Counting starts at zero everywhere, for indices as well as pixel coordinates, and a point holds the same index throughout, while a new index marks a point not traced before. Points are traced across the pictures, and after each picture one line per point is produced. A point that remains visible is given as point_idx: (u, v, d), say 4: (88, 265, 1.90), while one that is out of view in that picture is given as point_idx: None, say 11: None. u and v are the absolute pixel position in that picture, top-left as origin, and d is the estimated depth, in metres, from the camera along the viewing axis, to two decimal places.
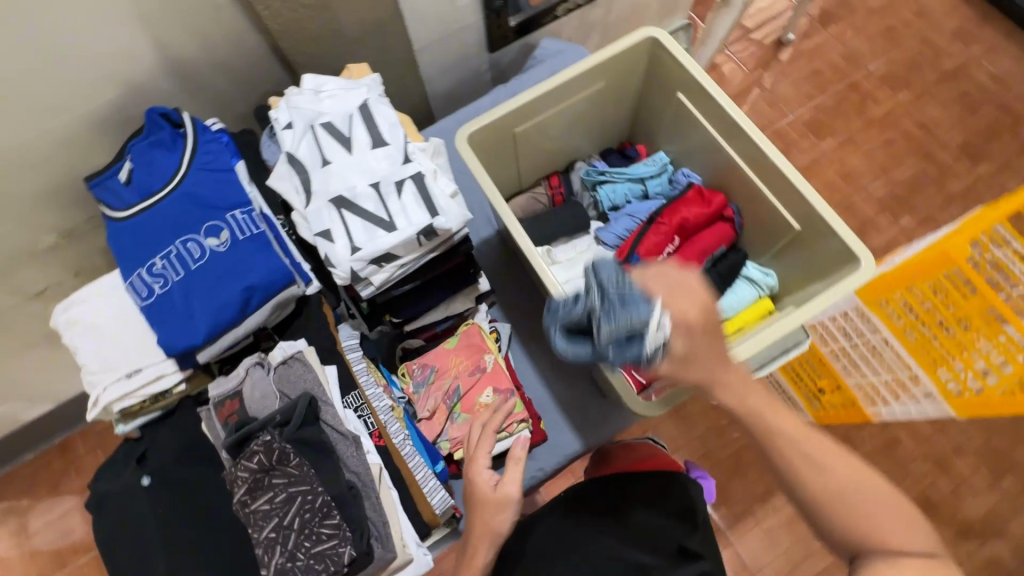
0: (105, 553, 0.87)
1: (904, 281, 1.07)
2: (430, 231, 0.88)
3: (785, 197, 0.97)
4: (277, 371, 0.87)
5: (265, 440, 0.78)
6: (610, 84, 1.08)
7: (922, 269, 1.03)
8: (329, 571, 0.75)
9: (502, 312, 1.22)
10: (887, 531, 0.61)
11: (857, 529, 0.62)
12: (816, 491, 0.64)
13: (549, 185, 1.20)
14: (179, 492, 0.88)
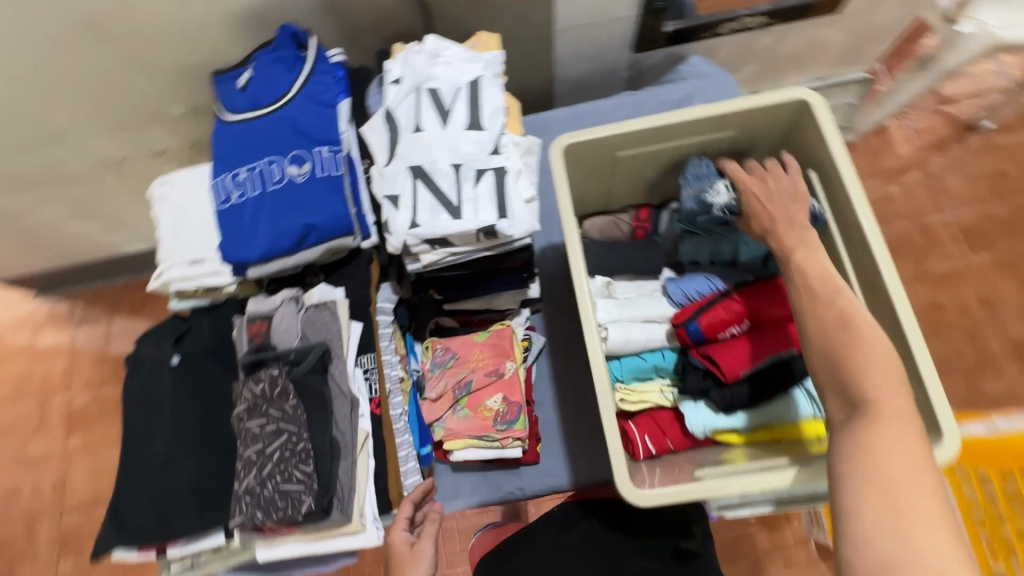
0: (125, 407, 0.97)
1: None
2: (491, 232, 0.86)
3: None
4: (307, 312, 0.90)
5: (270, 374, 0.83)
6: (741, 137, 0.94)
7: None
8: (287, 513, 0.79)
9: (542, 321, 1.19)
10: (877, 393, 0.61)
11: (854, 382, 0.63)
12: (824, 348, 0.67)
13: (636, 216, 1.11)
14: (197, 381, 0.95)
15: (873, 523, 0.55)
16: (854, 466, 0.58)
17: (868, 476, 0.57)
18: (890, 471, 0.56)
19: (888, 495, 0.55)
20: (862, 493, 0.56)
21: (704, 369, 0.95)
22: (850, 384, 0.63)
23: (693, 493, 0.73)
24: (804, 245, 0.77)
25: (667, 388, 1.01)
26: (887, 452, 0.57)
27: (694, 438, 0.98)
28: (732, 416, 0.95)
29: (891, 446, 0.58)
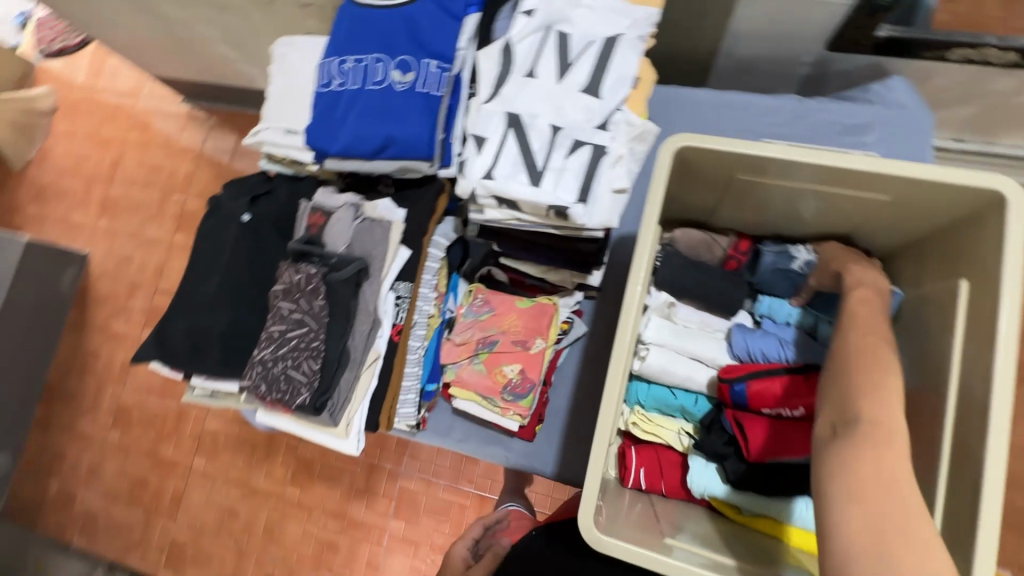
0: (195, 243, 1.06)
1: None
2: (562, 213, 0.78)
3: None
4: (361, 222, 0.88)
5: (309, 270, 0.85)
6: (895, 206, 0.76)
7: None
8: (285, 396, 0.85)
9: (591, 310, 1.13)
10: (877, 409, 0.58)
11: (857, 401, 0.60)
12: (847, 359, 0.64)
13: (734, 245, 0.97)
14: (257, 244, 1.01)
15: (858, 546, 0.51)
16: (842, 475, 0.55)
17: (852, 488, 0.54)
18: (884, 495, 0.53)
19: (876, 521, 0.51)
20: (849, 510, 0.53)
21: (730, 434, 0.87)
22: (854, 403, 0.60)
23: (652, 560, 0.67)
24: (866, 285, 0.75)
25: (685, 433, 0.94)
26: (879, 475, 0.54)
27: (690, 494, 0.91)
28: (738, 494, 0.86)
29: (883, 470, 0.54)
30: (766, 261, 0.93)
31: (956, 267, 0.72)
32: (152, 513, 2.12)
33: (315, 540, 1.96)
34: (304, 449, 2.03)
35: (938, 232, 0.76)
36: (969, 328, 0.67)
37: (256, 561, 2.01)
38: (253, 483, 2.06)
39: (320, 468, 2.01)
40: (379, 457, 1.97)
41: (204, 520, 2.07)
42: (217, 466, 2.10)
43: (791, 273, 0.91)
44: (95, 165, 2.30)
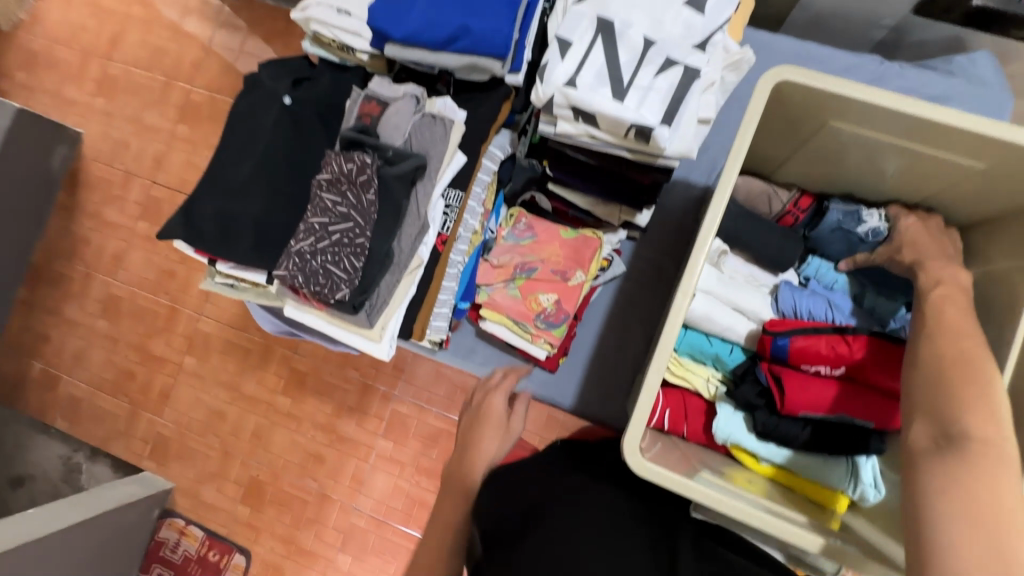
0: (229, 120, 0.98)
1: None
2: (644, 133, 0.73)
3: None
4: (422, 117, 0.83)
5: (363, 159, 0.79)
6: (986, 177, 0.74)
7: None
8: (322, 292, 0.80)
9: (631, 251, 1.12)
10: (986, 429, 0.53)
11: (958, 417, 0.55)
12: (941, 371, 0.59)
13: (795, 200, 0.95)
14: (297, 130, 0.94)
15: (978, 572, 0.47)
16: (950, 498, 0.51)
17: (965, 513, 0.50)
18: (1005, 523, 0.48)
19: (989, 545, 0.47)
20: (957, 530, 0.49)
21: (764, 386, 0.87)
22: (954, 417, 0.55)
23: (684, 488, 0.69)
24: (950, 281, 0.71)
25: (714, 381, 0.94)
26: (991, 497, 0.50)
27: (711, 439, 0.93)
28: (760, 443, 0.88)
29: (991, 492, 0.50)
30: (830, 219, 0.90)
31: None
32: (138, 406, 2.10)
33: (302, 450, 1.97)
34: (299, 361, 2.00)
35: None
36: None
37: (242, 463, 2.02)
38: (243, 388, 2.04)
39: (313, 383, 1.98)
40: (374, 378, 1.96)
41: (191, 418, 2.06)
42: (207, 368, 2.07)
43: (854, 236, 0.88)
44: (94, 36, 2.12)
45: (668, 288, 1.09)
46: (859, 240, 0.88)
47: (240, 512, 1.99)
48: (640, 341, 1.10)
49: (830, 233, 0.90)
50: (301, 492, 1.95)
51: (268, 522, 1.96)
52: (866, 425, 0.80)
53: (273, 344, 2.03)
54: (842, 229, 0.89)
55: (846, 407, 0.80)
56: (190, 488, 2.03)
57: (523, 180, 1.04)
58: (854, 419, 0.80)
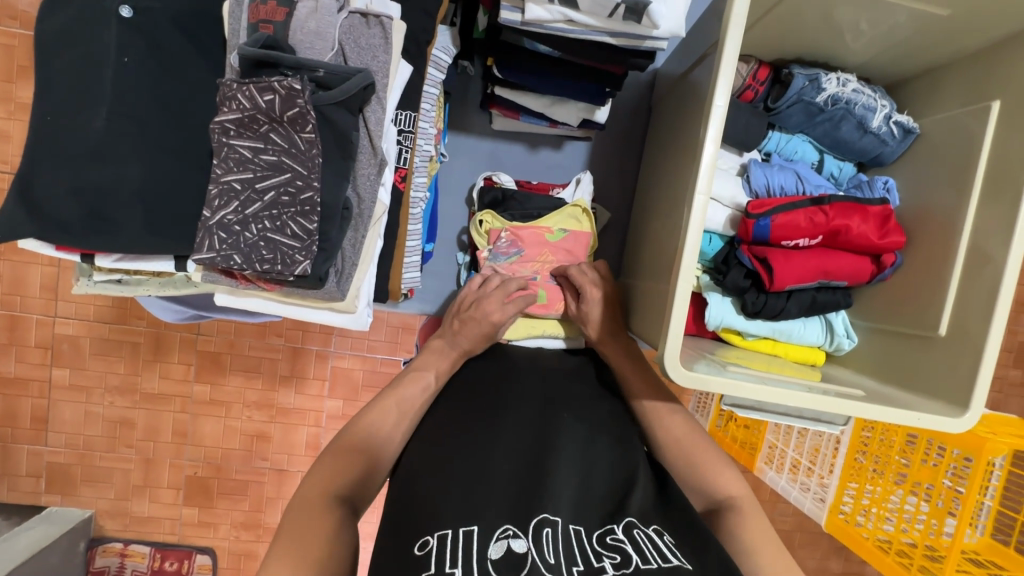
0: (41, 49, 0.68)
1: (864, 422, 1.27)
2: (637, 10, 0.62)
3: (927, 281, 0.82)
4: (350, 17, 0.64)
5: (289, 85, 0.58)
6: (947, 21, 0.76)
7: (891, 428, 1.20)
8: (273, 267, 0.62)
9: (588, 153, 1.05)
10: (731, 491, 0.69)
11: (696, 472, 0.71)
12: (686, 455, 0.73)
13: (754, 73, 0.90)
14: (162, 56, 0.69)
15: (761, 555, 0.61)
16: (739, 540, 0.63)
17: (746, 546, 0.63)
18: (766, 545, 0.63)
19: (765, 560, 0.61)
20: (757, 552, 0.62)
21: (750, 268, 0.86)
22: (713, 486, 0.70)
23: (717, 386, 0.69)
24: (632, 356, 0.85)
25: (698, 273, 0.93)
26: (753, 529, 0.64)
27: (701, 327, 0.95)
28: (749, 322, 0.89)
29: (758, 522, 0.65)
30: (795, 87, 0.87)
31: (980, 91, 0.77)
32: (6, 442, 1.67)
33: (240, 433, 1.72)
34: (206, 342, 1.69)
35: (964, 59, 0.80)
36: (996, 149, 0.73)
37: (171, 466, 1.74)
38: (142, 387, 1.70)
39: (231, 360, 1.70)
40: (303, 340, 1.71)
41: (85, 437, 1.70)
42: (88, 377, 1.68)
43: (814, 107, 0.87)
44: None
45: (630, 187, 1.07)
46: (819, 107, 0.87)
47: (186, 515, 1.74)
48: (615, 248, 1.07)
49: (795, 99, 0.88)
50: (253, 476, 1.74)
51: (223, 514, 1.75)
52: (840, 283, 0.87)
53: (167, 330, 1.69)
54: (806, 98, 0.86)
55: (824, 270, 0.84)
56: (117, 509, 1.73)
57: (466, 85, 1.01)
58: (831, 280, 0.85)
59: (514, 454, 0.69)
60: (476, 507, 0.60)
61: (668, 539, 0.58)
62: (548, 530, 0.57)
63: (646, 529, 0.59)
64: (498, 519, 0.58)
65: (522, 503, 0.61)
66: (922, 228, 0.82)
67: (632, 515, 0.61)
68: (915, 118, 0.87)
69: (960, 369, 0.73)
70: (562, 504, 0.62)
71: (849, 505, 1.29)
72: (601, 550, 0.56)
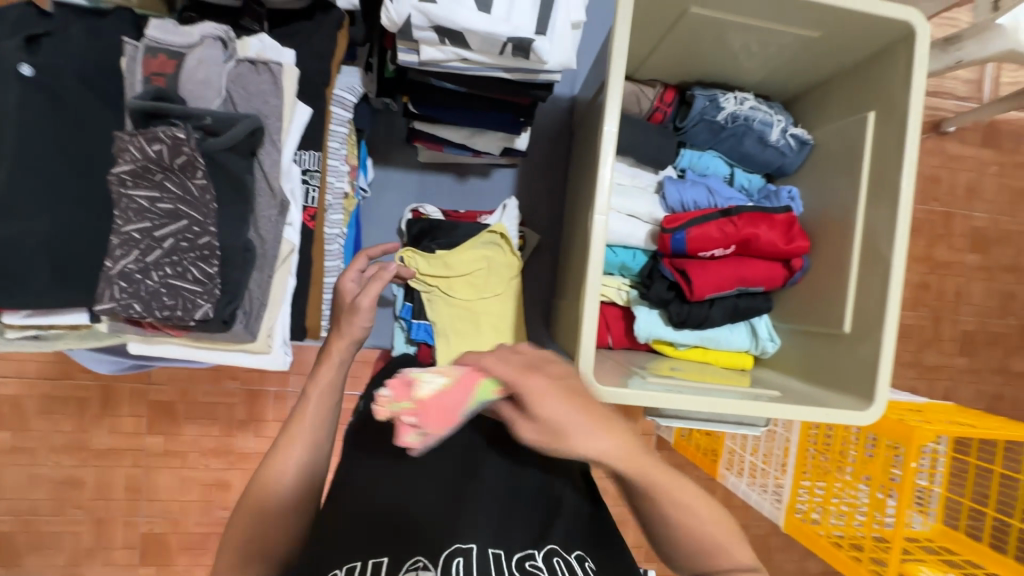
0: None
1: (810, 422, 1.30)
2: (523, 47, 0.66)
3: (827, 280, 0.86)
4: (238, 65, 0.67)
5: (174, 135, 0.60)
6: (820, 42, 0.82)
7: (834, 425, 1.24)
8: (174, 314, 0.63)
9: (516, 178, 1.09)
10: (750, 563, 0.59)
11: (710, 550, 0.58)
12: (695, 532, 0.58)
13: (660, 96, 0.95)
14: (65, 112, 0.70)
15: None
16: None
17: None
18: None
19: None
20: None
21: (672, 280, 0.90)
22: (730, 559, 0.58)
23: (633, 397, 0.72)
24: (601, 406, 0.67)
25: (625, 288, 0.96)
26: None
27: (635, 340, 0.98)
28: (677, 332, 0.92)
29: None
30: (697, 108, 0.93)
31: (859, 102, 0.83)
32: None
33: (197, 484, 1.66)
34: (157, 391, 1.64)
35: (842, 74, 0.87)
36: (876, 155, 0.79)
37: (125, 526, 1.66)
38: (91, 444, 1.63)
39: (184, 409, 1.65)
40: (259, 381, 1.67)
41: (30, 501, 1.61)
42: (32, 438, 1.61)
43: (716, 124, 0.92)
44: None
45: (559, 208, 1.10)
46: (722, 123, 0.92)
47: None
48: (549, 268, 1.10)
49: (698, 117, 0.93)
50: (214, 527, 1.67)
51: (184, 571, 1.67)
52: (757, 289, 0.90)
53: (115, 382, 1.63)
54: (709, 116, 0.92)
55: (740, 277, 0.88)
56: None
57: (390, 119, 1.04)
58: (748, 286, 0.89)
59: (442, 485, 0.68)
60: (397, 538, 0.60)
61: (590, 565, 0.61)
62: (459, 560, 0.58)
63: (566, 555, 0.61)
64: (412, 550, 0.59)
65: (440, 532, 0.62)
66: (825, 231, 0.87)
67: (554, 541, 0.62)
68: (809, 129, 0.93)
69: (864, 364, 0.77)
70: (477, 532, 0.62)
71: (805, 504, 1.29)
72: (517, 574, 0.58)
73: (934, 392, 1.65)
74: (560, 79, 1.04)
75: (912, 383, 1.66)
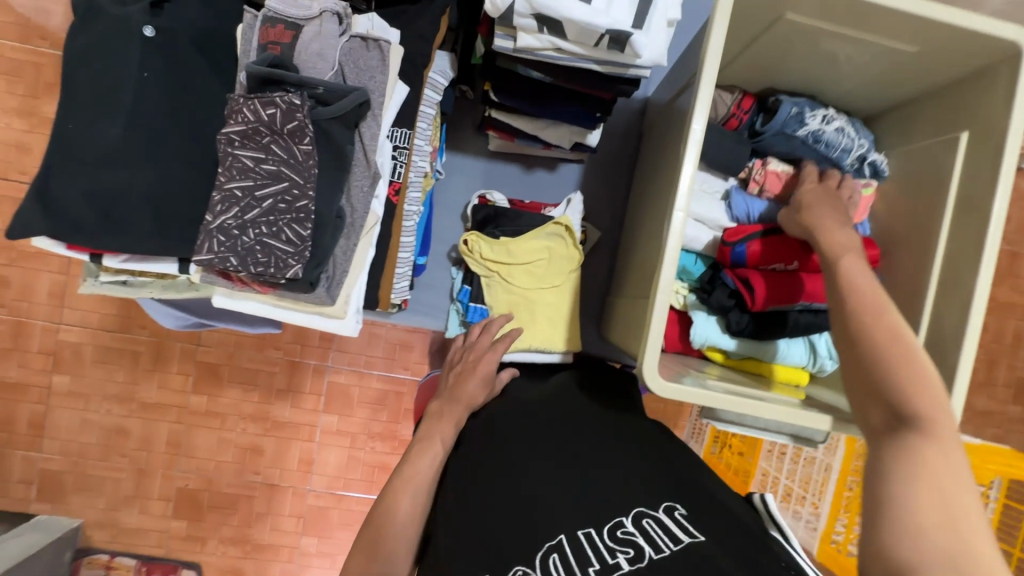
0: (71, 64, 0.73)
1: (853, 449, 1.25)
2: (620, 41, 0.67)
3: (896, 300, 0.84)
4: (351, 40, 0.70)
5: (289, 101, 0.64)
6: (917, 59, 0.81)
7: None
8: (267, 270, 0.66)
9: (580, 174, 1.10)
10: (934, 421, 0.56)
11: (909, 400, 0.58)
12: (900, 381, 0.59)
13: (739, 102, 0.94)
14: (178, 73, 0.74)
15: (928, 518, 0.49)
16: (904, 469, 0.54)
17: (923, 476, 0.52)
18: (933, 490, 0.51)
19: (945, 494, 0.50)
20: (918, 494, 0.51)
21: (733, 288, 0.88)
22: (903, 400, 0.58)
23: (693, 397, 0.71)
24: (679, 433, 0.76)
25: (684, 292, 0.96)
26: (934, 461, 0.53)
27: (689, 345, 0.98)
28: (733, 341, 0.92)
29: (944, 454, 0.54)
30: (781, 116, 0.91)
31: (950, 124, 0.81)
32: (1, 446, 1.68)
33: (234, 446, 1.72)
34: (206, 353, 1.70)
35: (933, 94, 0.85)
36: (966, 178, 0.77)
37: (162, 478, 1.73)
38: (140, 397, 1.71)
39: (229, 372, 1.71)
40: (301, 354, 1.72)
41: (80, 445, 1.70)
42: (88, 385, 1.69)
43: (797, 137, 0.91)
44: None
45: (620, 207, 1.10)
46: (808, 129, 0.90)
47: (175, 527, 1.73)
48: (604, 265, 1.11)
49: (789, 118, 0.90)
50: (244, 490, 1.73)
51: (211, 529, 1.74)
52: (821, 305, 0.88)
53: (169, 340, 1.71)
54: (802, 118, 0.90)
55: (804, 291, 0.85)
56: (106, 519, 1.72)
57: (465, 107, 1.06)
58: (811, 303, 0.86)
59: (513, 465, 0.73)
60: (492, 546, 0.64)
61: (681, 513, 0.62)
62: (555, 557, 0.60)
63: (655, 515, 0.62)
64: (512, 560, 0.61)
65: (524, 526, 0.64)
66: (901, 252, 0.84)
67: (641, 504, 0.63)
68: (888, 153, 0.92)
69: (937, 393, 0.74)
70: (554, 513, 0.64)
71: (841, 535, 1.26)
72: (615, 546, 0.59)
73: (985, 438, 1.58)
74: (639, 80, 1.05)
75: (961, 426, 1.59)
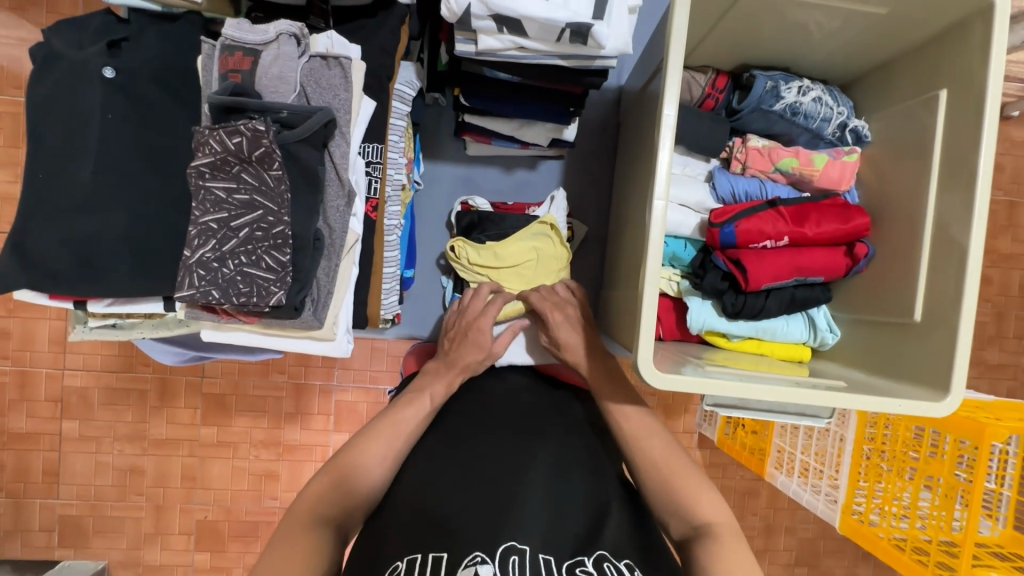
0: (36, 112, 0.73)
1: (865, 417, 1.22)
2: (581, 33, 0.66)
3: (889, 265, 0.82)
4: (311, 60, 0.69)
5: (254, 127, 0.63)
6: (886, 20, 0.79)
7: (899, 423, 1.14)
8: (249, 300, 0.65)
9: (560, 170, 1.09)
10: (709, 517, 0.65)
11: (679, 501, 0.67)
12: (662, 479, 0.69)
13: (713, 82, 0.93)
14: (142, 111, 0.74)
15: None
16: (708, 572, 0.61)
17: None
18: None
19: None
20: None
21: (726, 270, 0.86)
22: (692, 510, 0.66)
23: (695, 387, 0.70)
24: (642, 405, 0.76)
25: (676, 279, 0.94)
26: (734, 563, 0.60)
27: (686, 331, 0.96)
28: (731, 323, 0.89)
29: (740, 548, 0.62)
30: (755, 94, 0.90)
31: (928, 82, 0.79)
32: (17, 497, 1.68)
33: (247, 474, 1.72)
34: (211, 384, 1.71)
35: (908, 53, 0.83)
36: (948, 135, 0.75)
37: (181, 512, 1.73)
38: (150, 433, 1.71)
39: (236, 401, 1.71)
40: (305, 375, 1.72)
41: (96, 487, 1.70)
42: (98, 427, 1.69)
43: (773, 112, 0.90)
44: None
45: (604, 199, 1.09)
46: (786, 103, 0.89)
47: (198, 560, 1.73)
48: (594, 259, 1.10)
49: (764, 93, 0.89)
50: (262, 517, 1.73)
51: (235, 558, 1.73)
52: (816, 279, 0.87)
53: (173, 375, 1.71)
54: (779, 92, 0.88)
55: (798, 266, 0.84)
56: (129, 558, 1.72)
57: (440, 114, 1.05)
58: (805, 277, 0.85)
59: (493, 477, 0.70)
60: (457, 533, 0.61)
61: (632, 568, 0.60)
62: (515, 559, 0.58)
63: (616, 562, 0.59)
64: (470, 546, 0.59)
65: (493, 527, 0.62)
66: (890, 216, 0.83)
67: (604, 547, 0.61)
68: (869, 117, 0.90)
69: (941, 356, 0.73)
70: (530, 530, 0.62)
71: (862, 505, 1.23)
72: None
73: (999, 392, 1.56)
74: (611, 68, 1.03)
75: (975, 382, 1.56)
